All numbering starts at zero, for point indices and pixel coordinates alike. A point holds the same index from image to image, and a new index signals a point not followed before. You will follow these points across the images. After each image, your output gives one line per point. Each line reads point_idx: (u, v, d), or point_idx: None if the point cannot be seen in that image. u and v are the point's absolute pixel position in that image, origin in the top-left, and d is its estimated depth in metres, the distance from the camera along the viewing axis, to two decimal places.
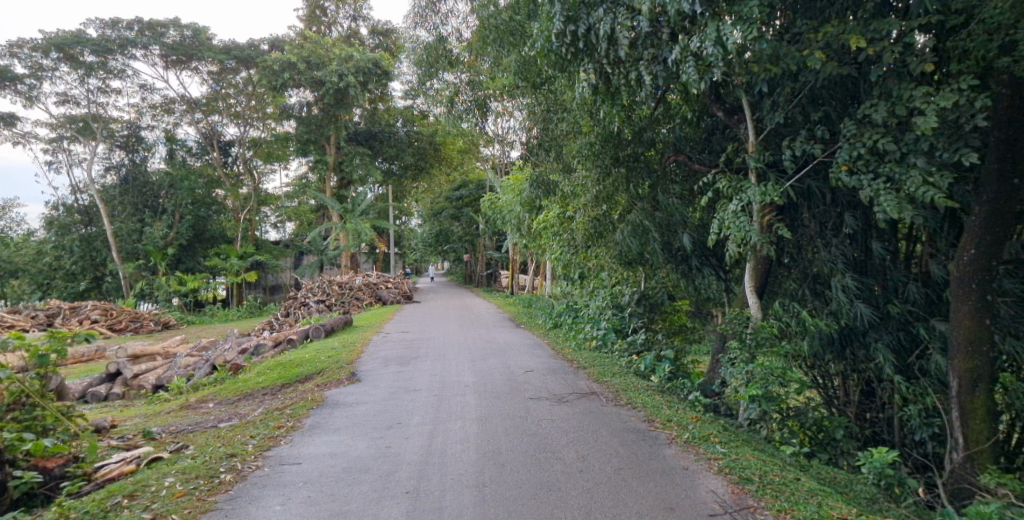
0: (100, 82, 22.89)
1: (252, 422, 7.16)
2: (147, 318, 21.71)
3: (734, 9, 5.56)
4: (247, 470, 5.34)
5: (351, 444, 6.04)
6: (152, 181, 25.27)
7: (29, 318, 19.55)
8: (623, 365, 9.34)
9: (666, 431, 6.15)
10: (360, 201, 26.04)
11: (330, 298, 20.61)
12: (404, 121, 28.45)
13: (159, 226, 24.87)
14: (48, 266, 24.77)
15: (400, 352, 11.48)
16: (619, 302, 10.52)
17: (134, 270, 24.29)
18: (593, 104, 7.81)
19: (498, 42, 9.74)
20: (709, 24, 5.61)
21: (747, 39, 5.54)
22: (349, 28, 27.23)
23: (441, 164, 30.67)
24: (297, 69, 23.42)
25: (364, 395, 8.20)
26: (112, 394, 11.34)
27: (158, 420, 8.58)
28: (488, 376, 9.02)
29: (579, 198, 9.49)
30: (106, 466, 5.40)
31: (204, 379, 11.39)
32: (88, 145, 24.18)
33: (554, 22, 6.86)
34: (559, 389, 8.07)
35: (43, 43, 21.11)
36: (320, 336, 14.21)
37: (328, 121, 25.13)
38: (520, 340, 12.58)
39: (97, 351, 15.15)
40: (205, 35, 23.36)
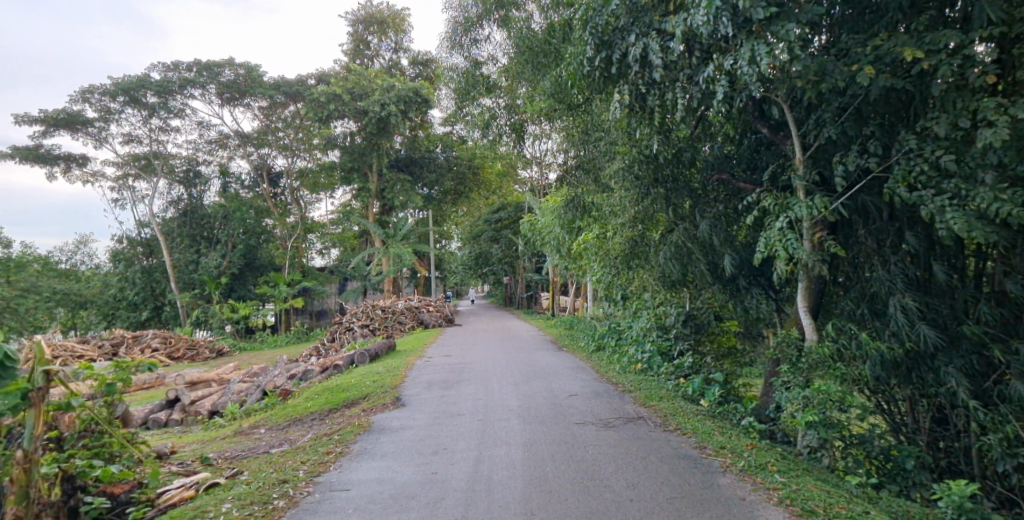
0: (162, 122, 24.21)
1: (302, 447, 7.28)
2: (203, 345, 22.49)
3: (771, 28, 5.54)
4: (299, 496, 5.43)
5: (398, 470, 6.08)
6: (209, 213, 26.42)
7: (97, 347, 20.52)
8: (670, 388, 9.16)
9: (720, 459, 5.97)
10: (402, 226, 26.61)
11: (373, 323, 20.92)
12: (444, 147, 28.96)
13: (213, 256, 25.92)
14: (113, 297, 26.01)
15: (443, 376, 11.53)
16: (663, 323, 10.33)
17: (191, 299, 25.39)
18: (630, 125, 7.80)
19: (533, 65, 9.92)
20: (745, 44, 5.57)
21: (788, 57, 5.51)
22: (391, 59, 28.05)
23: (480, 188, 31.10)
24: (341, 100, 24.20)
25: (409, 419, 8.26)
26: (171, 421, 11.78)
27: (214, 445, 8.81)
28: (531, 400, 8.96)
29: (617, 217, 9.46)
30: (167, 492, 5.56)
31: (255, 404, 11.66)
32: (151, 182, 25.51)
33: (586, 47, 7.06)
34: (604, 413, 7.97)
35: (111, 87, 22.53)
36: (365, 361, 14.42)
37: (371, 148, 26.00)
38: (563, 363, 12.46)
39: (156, 378, 15.74)
40: (257, 72, 24.39)
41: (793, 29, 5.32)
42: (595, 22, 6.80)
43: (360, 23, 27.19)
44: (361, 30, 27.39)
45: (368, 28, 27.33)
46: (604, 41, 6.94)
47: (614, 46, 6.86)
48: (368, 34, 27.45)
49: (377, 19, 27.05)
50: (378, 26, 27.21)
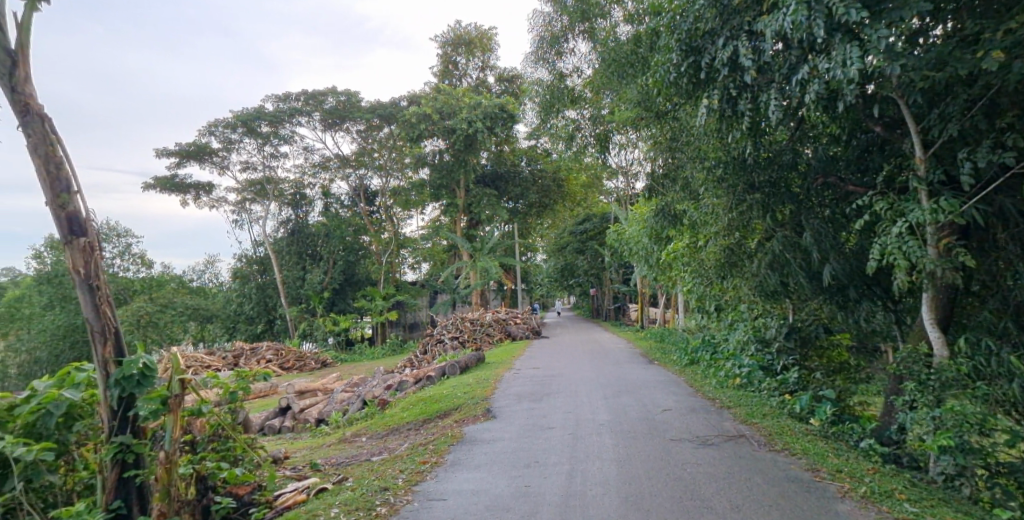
0: (273, 149, 26.20)
1: (400, 456, 7.53)
2: (310, 357, 23.88)
3: (865, 30, 5.11)
4: (400, 504, 5.61)
5: (492, 482, 6.14)
6: (312, 232, 28.06)
7: (221, 358, 22.37)
8: (774, 406, 8.66)
9: (837, 483, 5.57)
10: (489, 239, 27.15)
11: (463, 335, 21.38)
12: (529, 161, 29.24)
13: (316, 272, 27.51)
14: (233, 312, 28.27)
15: (532, 389, 11.55)
16: (763, 336, 9.79)
17: (298, 313, 27.10)
18: (717, 130, 7.24)
19: (619, 75, 9.78)
20: (838, 47, 5.16)
21: (893, 54, 5.10)
22: (477, 77, 28.74)
23: (565, 200, 31.16)
24: (431, 120, 25.00)
25: (500, 431, 8.34)
26: (284, 427, 12.61)
27: (321, 452, 9.30)
28: (623, 415, 8.78)
29: (707, 227, 9.11)
30: (283, 495, 5.97)
31: (356, 413, 12.21)
32: (264, 205, 27.58)
33: (672, 54, 6.94)
34: (702, 431, 7.67)
35: (232, 119, 24.76)
36: (456, 373, 14.70)
37: (458, 165, 26.81)
38: (654, 377, 12.12)
39: (270, 387, 16.86)
40: (355, 97, 25.80)
41: (886, 34, 4.92)
42: (681, 29, 6.70)
43: (448, 44, 28.15)
44: (449, 52, 28.33)
45: (456, 49, 28.25)
46: (692, 47, 6.79)
47: (704, 51, 6.66)
48: (456, 55, 28.34)
49: (465, 40, 27.92)
50: (465, 46, 28.05)
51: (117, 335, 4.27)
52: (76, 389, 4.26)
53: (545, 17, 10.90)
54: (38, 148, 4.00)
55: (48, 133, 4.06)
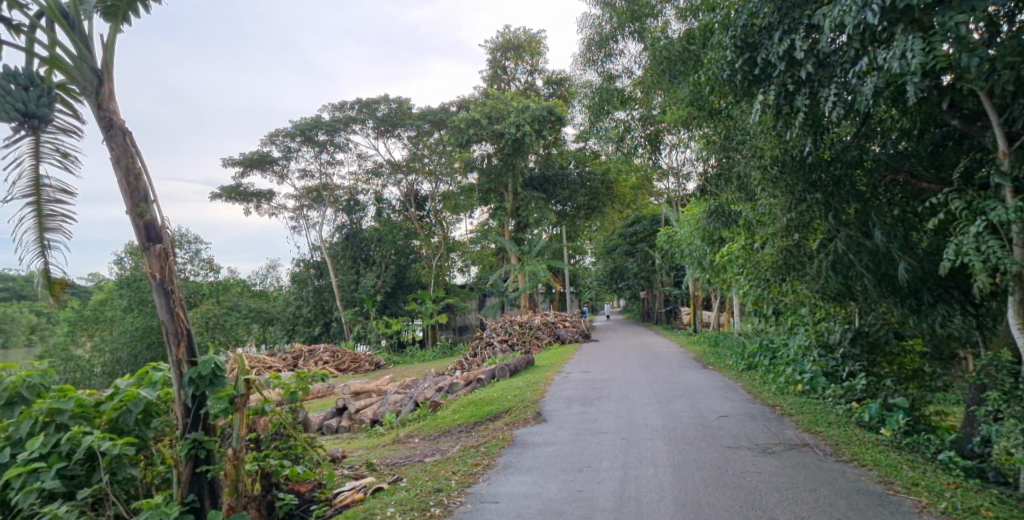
0: (329, 156, 27.00)
1: (453, 458, 7.59)
2: (364, 359, 24.47)
3: (935, 17, 4.80)
4: (453, 505, 5.66)
5: (544, 485, 6.10)
6: (365, 236, 28.49)
7: (281, 360, 23.28)
8: (840, 413, 8.28)
9: (913, 498, 5.28)
10: (537, 242, 27.12)
11: (512, 338, 21.42)
12: (578, 163, 29.04)
13: (369, 276, 28.12)
14: (292, 314, 29.25)
15: (583, 392, 11.43)
16: (826, 341, 9.43)
17: (353, 316, 27.84)
18: (773, 126, 7.00)
19: (670, 74, 9.59)
20: (901, 37, 4.87)
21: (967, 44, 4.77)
22: (526, 81, 28.78)
23: (614, 202, 30.88)
24: (480, 125, 25.21)
25: (551, 435, 8.28)
26: (341, 427, 12.96)
27: (376, 452, 9.50)
28: (678, 421, 8.58)
29: (764, 228, 8.69)
30: (341, 494, 6.12)
31: (409, 415, 12.39)
32: (321, 210, 28.46)
33: (726, 51, 6.74)
34: (762, 439, 7.40)
35: (292, 129, 25.80)
36: (506, 376, 14.70)
37: (507, 169, 27.06)
38: (710, 382, 11.79)
39: (328, 388, 17.35)
40: (407, 104, 26.27)
41: (957, 24, 4.59)
42: (736, 25, 6.48)
43: (497, 49, 28.34)
44: (498, 57, 28.52)
45: (505, 54, 28.40)
46: (747, 43, 6.55)
47: (760, 47, 6.41)
48: (505, 59, 28.50)
49: (514, 45, 28.04)
50: (514, 51, 28.17)
51: (189, 336, 4.45)
52: (153, 388, 4.47)
53: (595, 19, 10.82)
54: (120, 160, 4.24)
55: (128, 146, 4.30)
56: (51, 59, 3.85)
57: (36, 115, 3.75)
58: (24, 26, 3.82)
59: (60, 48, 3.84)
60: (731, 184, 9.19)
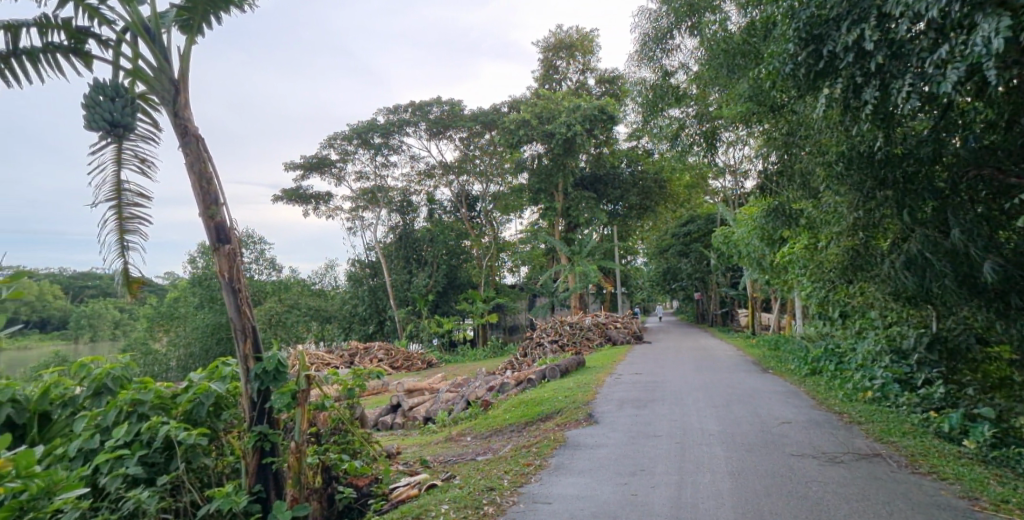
0: (383, 159, 27.62)
1: (504, 457, 7.63)
2: (417, 357, 24.93)
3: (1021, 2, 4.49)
4: (507, 504, 5.69)
5: (597, 488, 6.07)
6: (417, 236, 28.94)
7: (338, 357, 24.09)
8: (915, 422, 7.87)
9: (999, 515, 4.96)
10: (587, 241, 26.83)
11: (563, 339, 21.38)
12: (630, 162, 28.62)
13: (422, 276, 28.58)
14: (348, 313, 30.03)
15: (636, 395, 11.28)
16: (899, 346, 9.13)
17: (405, 315, 28.39)
18: (840, 121, 6.73)
19: (727, 68, 9.39)
20: (980, 24, 4.58)
21: None
22: (578, 80, 28.60)
23: (668, 201, 30.34)
24: (530, 125, 25.26)
25: (603, 437, 8.21)
26: (395, 424, 13.25)
27: (429, 449, 9.67)
28: (737, 426, 8.35)
29: (829, 227, 8.36)
30: (397, 489, 6.21)
31: (461, 413, 12.54)
32: (375, 212, 29.12)
33: (789, 44, 6.53)
34: (828, 447, 7.12)
35: (348, 132, 26.61)
36: (556, 377, 14.68)
37: (558, 169, 27.04)
38: (770, 387, 11.42)
39: (382, 386, 17.80)
40: (459, 106, 26.56)
41: None
42: (800, 16, 6.25)
43: (549, 49, 28.32)
44: (549, 57, 28.49)
45: (557, 54, 28.32)
46: (813, 36, 6.29)
47: (827, 39, 6.15)
48: (557, 59, 28.43)
49: (566, 44, 27.92)
50: (567, 50, 28.06)
51: (255, 333, 4.64)
52: (223, 381, 4.71)
53: (651, 14, 10.63)
54: (194, 165, 4.46)
55: (201, 152, 4.52)
56: (135, 71, 4.09)
57: (121, 124, 4.00)
58: (112, 41, 4.07)
59: (143, 61, 4.07)
60: (793, 182, 8.86)
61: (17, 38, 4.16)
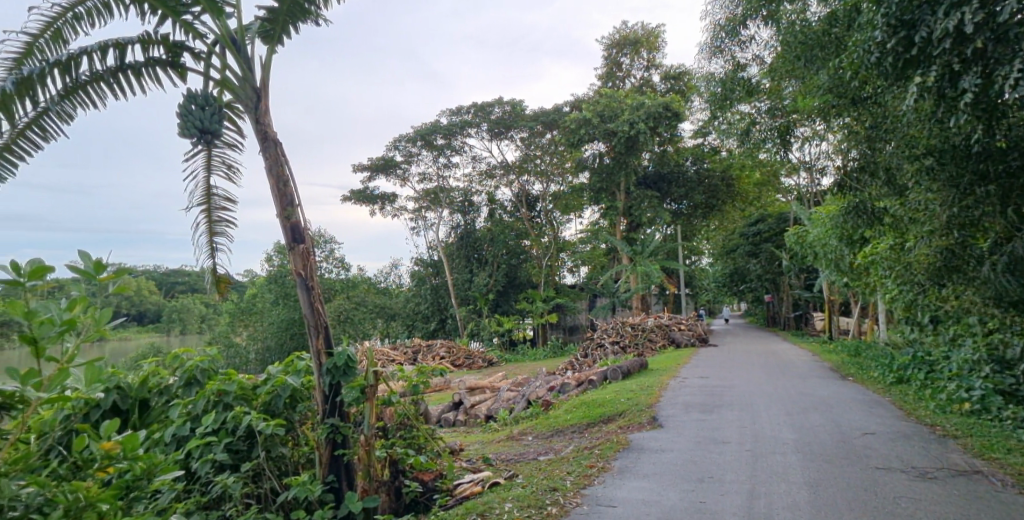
0: (446, 160, 28.08)
1: (567, 458, 7.60)
2: (477, 355, 25.23)
3: None
4: (571, 505, 5.68)
5: (663, 493, 5.95)
6: (478, 236, 29.21)
7: (402, 354, 24.69)
8: (1018, 437, 7.28)
9: None
10: (649, 241, 26.33)
11: (624, 340, 21.09)
12: (695, 160, 27.87)
13: (482, 275, 28.86)
14: (412, 310, 30.71)
15: (702, 399, 10.98)
16: (1002, 356, 8.59)
17: (467, 313, 28.76)
18: (932, 112, 6.30)
19: (805, 60, 8.96)
20: None
21: None
22: (643, 77, 28.13)
23: (736, 200, 29.35)
24: (592, 124, 25.03)
25: (669, 441, 8.05)
26: (457, 421, 13.44)
27: (492, 447, 9.75)
28: (815, 435, 7.98)
29: (915, 225, 7.79)
30: (461, 485, 6.26)
31: (522, 412, 12.59)
32: (438, 212, 29.62)
33: (877, 30, 6.15)
34: (919, 462, 6.70)
35: (412, 134, 27.22)
36: (618, 378, 14.51)
37: (619, 167, 26.35)
38: (850, 395, 10.86)
39: (444, 383, 18.12)
40: (520, 106, 26.69)
41: None
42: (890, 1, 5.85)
43: (614, 46, 27.97)
44: (613, 54, 28.12)
45: (621, 50, 27.92)
46: (903, 21, 5.89)
47: (920, 24, 5.73)
48: (621, 55, 28.01)
49: (631, 40, 27.50)
50: (631, 46, 27.62)
51: (327, 329, 4.79)
52: (298, 375, 4.92)
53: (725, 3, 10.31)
54: (273, 168, 4.69)
55: (280, 156, 4.74)
56: (223, 81, 4.34)
57: (210, 131, 4.24)
58: (203, 53, 4.33)
59: (230, 71, 4.31)
60: (876, 178, 8.37)
61: (123, 54, 4.49)
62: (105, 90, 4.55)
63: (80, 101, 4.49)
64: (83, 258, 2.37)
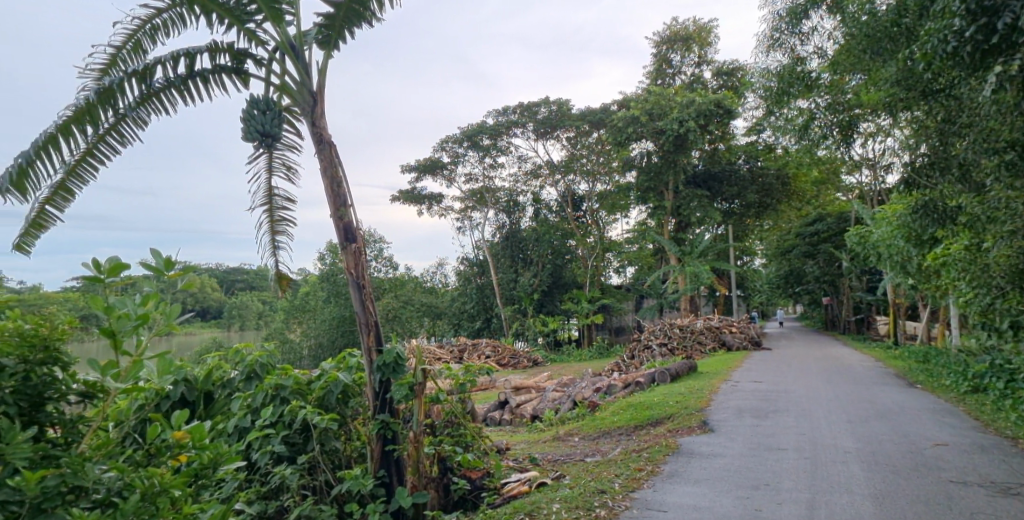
0: (492, 160, 28.26)
1: (614, 460, 7.53)
2: (523, 355, 25.27)
3: None
4: (619, 508, 5.62)
5: (715, 499, 5.83)
6: (524, 236, 29.26)
7: (448, 352, 24.96)
8: None
9: None
10: (699, 241, 25.80)
11: (672, 341, 20.74)
12: (748, 158, 27.10)
13: (527, 275, 28.89)
14: (458, 310, 31.01)
15: (756, 404, 10.68)
16: None
17: (512, 313, 28.85)
18: (1013, 104, 5.93)
19: (872, 52, 8.65)
20: None
21: None
22: (694, 74, 27.57)
23: (792, 199, 28.36)
24: (640, 123, 24.68)
25: (721, 446, 7.86)
26: (502, 420, 13.50)
27: (538, 447, 9.76)
28: (878, 444, 7.65)
29: (990, 225, 7.36)
30: (508, 484, 6.31)
31: (568, 413, 12.54)
32: (484, 212, 29.82)
33: (954, 18, 5.83)
34: (996, 476, 6.33)
35: (459, 135, 27.53)
36: (666, 380, 14.26)
37: (668, 166, 25.94)
38: (917, 404, 10.36)
39: (490, 382, 18.22)
40: (567, 106, 26.64)
41: None
42: None
43: (664, 42, 27.52)
44: (664, 50, 27.67)
45: (672, 47, 27.43)
46: (983, 8, 5.56)
47: (1003, 11, 5.39)
48: (672, 52, 27.54)
49: (681, 36, 26.99)
50: (682, 42, 27.10)
51: (378, 327, 4.88)
52: (350, 371, 5.03)
53: None
54: (327, 170, 4.81)
55: (334, 158, 4.87)
56: (282, 86, 4.48)
57: (270, 134, 4.38)
58: (264, 59, 4.48)
59: (289, 76, 4.45)
60: (948, 175, 7.97)
61: (193, 62, 4.70)
62: (177, 97, 4.76)
63: (154, 108, 4.71)
64: (154, 255, 2.51)
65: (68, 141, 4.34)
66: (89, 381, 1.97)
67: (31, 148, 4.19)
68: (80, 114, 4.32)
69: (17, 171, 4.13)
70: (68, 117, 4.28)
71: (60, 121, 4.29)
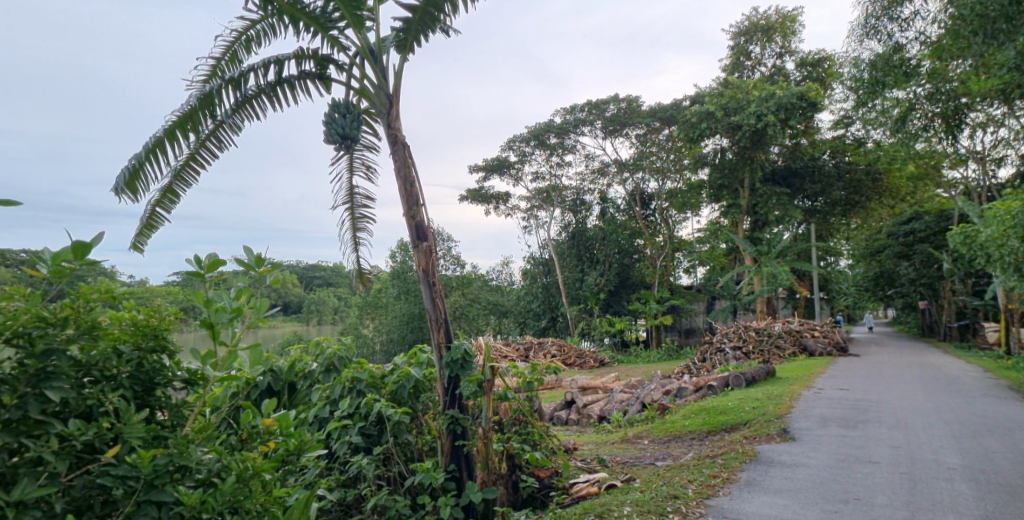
0: (559, 158, 28.22)
1: (686, 465, 7.34)
2: (589, 355, 25.09)
3: None
4: (693, 515, 5.47)
5: (798, 511, 5.57)
6: (590, 235, 28.97)
7: (514, 350, 25.09)
8: None
9: None
10: (777, 241, 24.68)
11: (746, 345, 20.04)
12: (833, 153, 25.65)
13: (594, 275, 28.61)
14: (524, 308, 31.12)
15: (841, 413, 10.10)
16: None
17: (577, 313, 28.64)
18: None
19: (983, 34, 7.83)
20: None
21: None
22: (775, 65, 26.44)
23: (884, 196, 26.52)
24: (715, 118, 23.82)
25: (802, 456, 7.50)
26: (568, 419, 13.44)
27: (605, 448, 9.65)
28: (985, 462, 7.07)
29: None
30: (577, 484, 6.24)
31: (636, 415, 12.33)
32: (550, 211, 29.79)
33: None
34: None
35: (526, 134, 27.70)
36: (740, 385, 13.74)
37: (744, 163, 24.87)
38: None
39: (556, 381, 18.18)
40: (637, 102, 26.25)
41: None
42: None
43: (742, 34, 26.55)
44: (742, 42, 26.71)
45: (750, 38, 26.46)
46: None
47: None
48: (750, 44, 26.55)
49: (761, 27, 25.92)
50: (762, 33, 26.03)
51: (448, 324, 4.96)
52: (421, 367, 5.14)
53: None
54: (401, 170, 4.94)
55: (408, 158, 4.99)
56: (361, 89, 4.64)
57: (350, 136, 4.54)
58: (346, 64, 4.66)
59: (368, 80, 4.60)
60: None
61: (281, 68, 4.94)
62: (268, 102, 5.01)
63: (250, 113, 4.98)
64: (246, 252, 2.66)
65: (174, 144, 4.68)
66: (191, 369, 2.10)
67: (141, 151, 4.55)
68: (184, 119, 4.65)
69: (131, 173, 4.50)
70: (173, 122, 4.63)
71: (167, 126, 4.65)
